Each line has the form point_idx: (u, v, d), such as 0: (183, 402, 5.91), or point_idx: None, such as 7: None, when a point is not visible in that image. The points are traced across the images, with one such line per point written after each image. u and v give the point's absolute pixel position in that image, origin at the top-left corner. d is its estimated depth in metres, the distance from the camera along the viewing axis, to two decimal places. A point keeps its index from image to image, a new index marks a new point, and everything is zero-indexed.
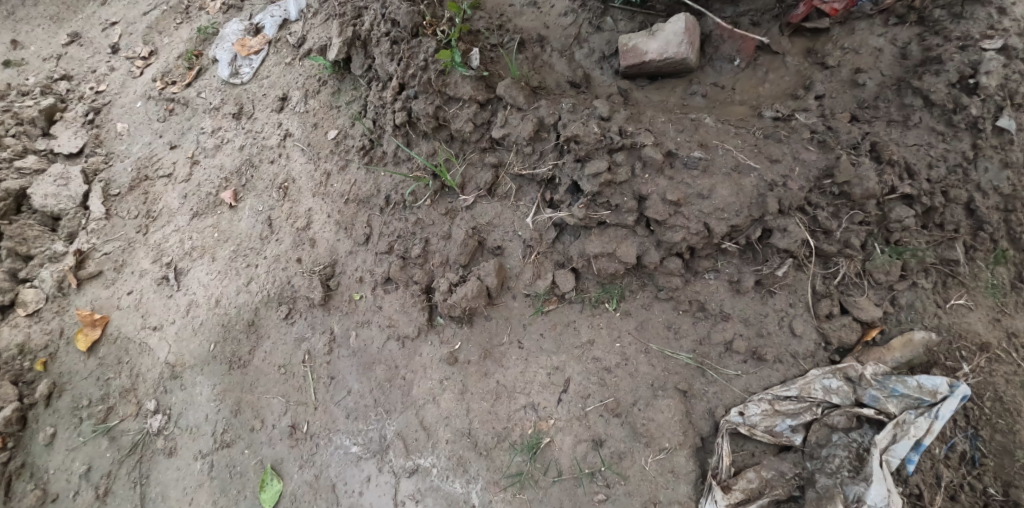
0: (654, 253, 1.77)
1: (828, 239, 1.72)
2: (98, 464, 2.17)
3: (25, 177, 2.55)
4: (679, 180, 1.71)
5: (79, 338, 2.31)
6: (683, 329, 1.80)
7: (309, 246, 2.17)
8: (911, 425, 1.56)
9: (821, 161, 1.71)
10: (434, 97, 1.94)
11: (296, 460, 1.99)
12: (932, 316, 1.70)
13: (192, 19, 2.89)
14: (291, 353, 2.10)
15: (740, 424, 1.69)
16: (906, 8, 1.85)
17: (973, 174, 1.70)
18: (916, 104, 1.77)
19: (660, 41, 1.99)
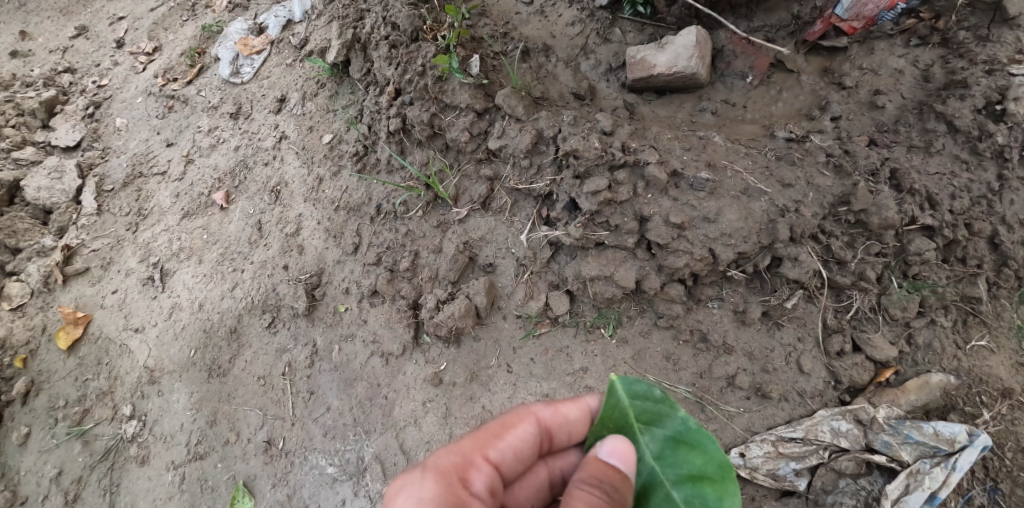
0: (654, 278, 1.66)
1: (842, 270, 1.60)
2: (69, 468, 2.09)
3: (21, 169, 2.53)
4: (684, 201, 1.62)
5: (60, 336, 2.24)
6: (683, 361, 1.69)
7: (297, 253, 2.09)
8: (926, 476, 1.43)
9: (837, 187, 1.60)
10: (430, 105, 1.86)
11: (269, 478, 1.89)
12: (951, 358, 1.56)
13: (198, 17, 2.85)
14: (271, 364, 2.01)
15: (740, 466, 1.56)
16: (928, 29, 1.75)
17: (997, 206, 1.56)
18: (940, 129, 1.64)
19: (669, 54, 1.90)
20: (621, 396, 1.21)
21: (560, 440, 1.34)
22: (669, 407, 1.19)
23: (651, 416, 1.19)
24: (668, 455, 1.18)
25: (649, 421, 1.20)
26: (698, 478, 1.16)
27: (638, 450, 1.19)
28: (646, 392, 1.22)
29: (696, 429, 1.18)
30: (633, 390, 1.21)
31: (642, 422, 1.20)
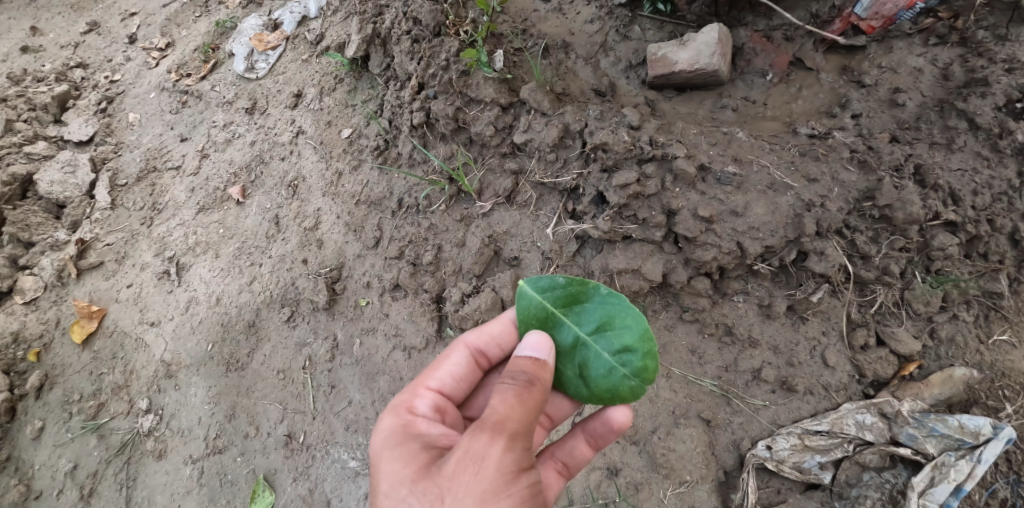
0: (681, 272, 1.67)
1: (866, 264, 1.61)
2: (85, 462, 2.07)
3: (33, 163, 2.51)
4: (711, 195, 1.63)
5: (75, 330, 2.23)
6: (708, 354, 1.70)
7: (316, 247, 2.10)
8: (952, 468, 1.44)
9: (861, 183, 1.62)
10: (455, 98, 1.87)
11: (290, 472, 1.89)
12: (974, 352, 1.57)
13: (211, 12, 2.85)
14: (290, 358, 2.01)
15: (767, 458, 1.56)
16: (947, 28, 1.77)
17: (1017, 203, 1.56)
18: (961, 126, 1.65)
19: (690, 51, 1.91)
20: (531, 294, 1.34)
21: (494, 354, 1.45)
22: (578, 287, 1.32)
23: (565, 300, 1.31)
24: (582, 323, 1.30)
25: (567, 305, 1.32)
26: (620, 334, 1.27)
27: (565, 331, 1.30)
28: (553, 284, 1.34)
29: (603, 298, 1.30)
30: (542, 286, 1.34)
31: (561, 307, 1.32)
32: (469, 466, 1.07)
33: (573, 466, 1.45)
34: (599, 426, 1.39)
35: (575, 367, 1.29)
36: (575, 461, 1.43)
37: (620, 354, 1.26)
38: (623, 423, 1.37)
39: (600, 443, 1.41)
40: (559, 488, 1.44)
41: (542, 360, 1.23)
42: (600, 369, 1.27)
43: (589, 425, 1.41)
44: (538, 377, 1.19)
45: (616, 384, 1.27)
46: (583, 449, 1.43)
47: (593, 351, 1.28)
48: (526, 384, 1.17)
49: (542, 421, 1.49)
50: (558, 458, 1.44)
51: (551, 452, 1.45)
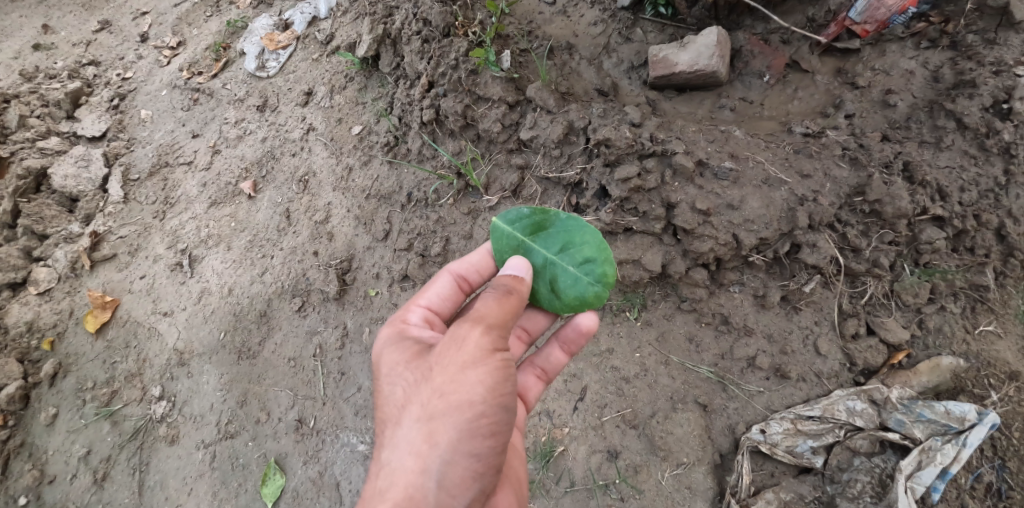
0: (680, 263, 1.74)
1: (857, 257, 1.69)
2: (98, 448, 2.12)
3: (46, 157, 2.57)
4: (708, 189, 1.70)
5: (88, 319, 2.29)
6: (705, 342, 1.76)
7: (327, 240, 2.17)
8: (938, 452, 1.51)
9: (852, 178, 1.68)
10: (464, 96, 1.96)
11: (300, 456, 1.96)
12: (961, 342, 1.64)
13: (222, 12, 2.92)
14: (301, 346, 2.08)
15: (761, 442, 1.63)
16: (938, 32, 1.84)
17: (1004, 200, 1.64)
18: (950, 126, 1.71)
19: (690, 53, 1.98)
20: (501, 226, 1.44)
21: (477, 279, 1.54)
22: (541, 215, 1.43)
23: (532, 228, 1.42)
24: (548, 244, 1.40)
25: (534, 232, 1.42)
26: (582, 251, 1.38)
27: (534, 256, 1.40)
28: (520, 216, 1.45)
29: (563, 221, 1.41)
30: (511, 218, 1.44)
31: (529, 234, 1.42)
32: (453, 343, 1.20)
33: (550, 371, 1.59)
34: (571, 332, 1.52)
35: (546, 283, 1.39)
36: (552, 367, 1.57)
37: (586, 265, 1.37)
38: (591, 327, 1.49)
39: (573, 348, 1.56)
40: (539, 390, 1.60)
41: (515, 275, 1.33)
42: (570, 280, 1.38)
43: (562, 333, 1.54)
44: (514, 281, 1.30)
45: (585, 292, 1.37)
46: (558, 356, 1.57)
47: (563, 265, 1.38)
48: (504, 290, 1.27)
49: (519, 333, 1.58)
50: (536, 364, 1.58)
51: (530, 360, 1.59)
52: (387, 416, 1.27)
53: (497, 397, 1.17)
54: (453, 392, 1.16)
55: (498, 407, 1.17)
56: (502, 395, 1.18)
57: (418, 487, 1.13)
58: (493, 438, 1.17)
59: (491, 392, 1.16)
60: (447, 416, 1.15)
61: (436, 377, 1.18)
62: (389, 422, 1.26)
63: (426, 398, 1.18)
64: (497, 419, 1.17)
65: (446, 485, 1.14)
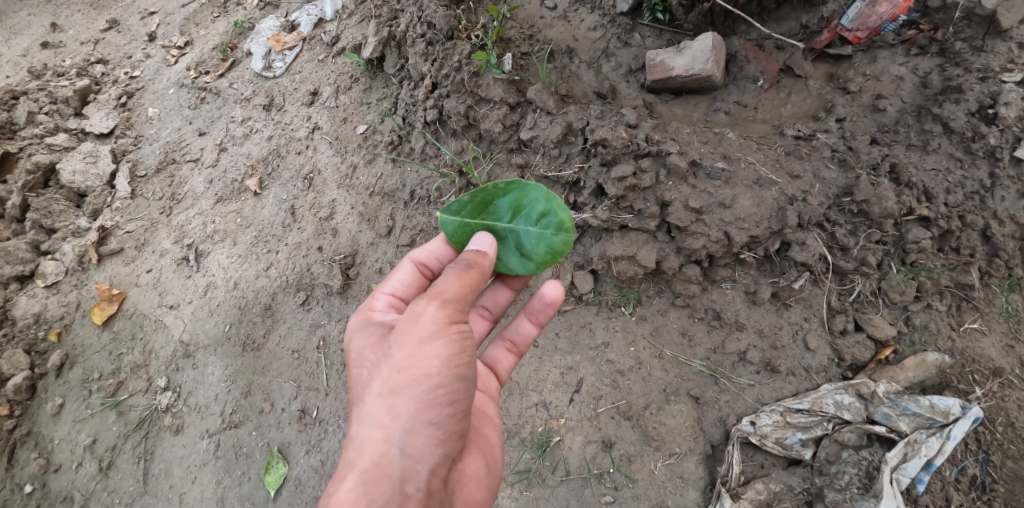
0: (673, 259, 1.80)
1: (845, 256, 1.74)
2: (103, 437, 2.15)
3: (55, 153, 2.63)
4: (701, 188, 1.76)
5: (95, 312, 2.33)
6: (698, 337, 1.82)
7: (331, 236, 2.23)
8: (923, 444, 1.56)
9: (841, 179, 1.75)
10: (466, 97, 2.02)
11: (303, 445, 2.01)
12: (946, 339, 1.69)
13: (230, 13, 2.98)
14: (305, 338, 2.14)
15: (751, 433, 1.68)
16: (928, 39, 1.90)
17: (989, 201, 1.70)
18: (936, 130, 1.78)
19: (686, 58, 2.04)
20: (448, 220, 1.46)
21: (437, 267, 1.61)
22: (481, 194, 1.45)
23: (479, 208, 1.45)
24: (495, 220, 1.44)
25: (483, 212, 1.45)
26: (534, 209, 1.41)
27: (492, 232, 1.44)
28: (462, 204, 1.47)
29: (488, 193, 1.44)
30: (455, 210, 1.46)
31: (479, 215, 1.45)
32: (411, 321, 1.26)
33: (521, 344, 1.66)
34: (538, 304, 1.58)
35: (513, 251, 1.42)
36: (521, 339, 1.64)
37: (535, 218, 1.41)
38: (556, 297, 1.55)
39: (541, 319, 1.61)
40: (510, 362, 1.67)
41: (476, 248, 1.37)
42: (530, 237, 1.41)
43: (529, 306, 1.60)
44: (475, 254, 1.35)
45: (546, 241, 1.40)
46: (527, 328, 1.64)
47: (518, 228, 1.42)
48: (463, 265, 1.32)
49: (480, 313, 1.66)
50: (506, 338, 1.65)
51: (501, 334, 1.66)
52: (357, 395, 1.35)
53: (453, 368, 1.22)
54: (411, 364, 1.22)
55: (454, 377, 1.23)
56: (459, 366, 1.23)
57: (383, 455, 1.20)
58: (452, 406, 1.23)
59: (446, 362, 1.22)
60: (407, 387, 1.21)
61: (395, 354, 1.25)
62: (358, 400, 1.33)
63: (387, 374, 1.25)
64: (455, 388, 1.23)
65: (411, 452, 1.20)
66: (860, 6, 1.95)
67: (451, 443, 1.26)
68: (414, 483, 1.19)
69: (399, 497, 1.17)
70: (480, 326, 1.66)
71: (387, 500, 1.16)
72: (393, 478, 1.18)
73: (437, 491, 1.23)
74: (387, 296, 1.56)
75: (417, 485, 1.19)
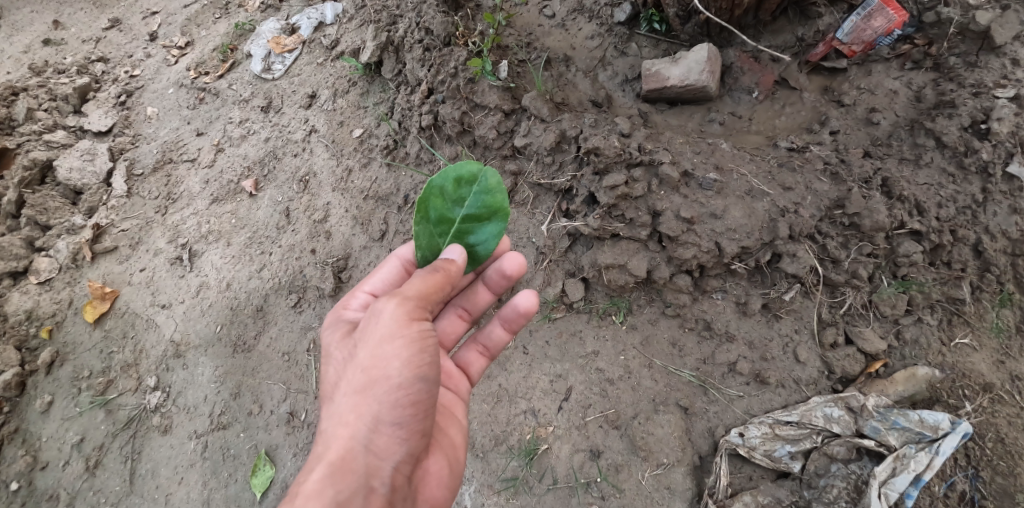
0: (664, 269, 1.80)
1: (836, 268, 1.75)
2: (91, 436, 2.15)
3: (52, 150, 2.63)
4: (693, 199, 1.76)
5: (87, 310, 2.32)
6: (688, 347, 1.82)
7: (324, 238, 2.23)
8: (912, 459, 1.55)
9: (833, 192, 1.75)
10: (461, 103, 2.03)
11: (291, 448, 2.00)
12: (936, 353, 1.69)
13: (231, 15, 2.99)
14: (296, 341, 2.13)
15: (739, 445, 1.67)
16: (922, 54, 1.91)
17: (982, 216, 1.69)
18: (929, 144, 1.79)
19: (682, 68, 2.05)
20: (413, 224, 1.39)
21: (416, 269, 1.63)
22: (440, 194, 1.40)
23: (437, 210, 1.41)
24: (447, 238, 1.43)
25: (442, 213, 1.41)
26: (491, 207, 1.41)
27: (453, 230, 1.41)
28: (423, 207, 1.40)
29: (422, 241, 1.39)
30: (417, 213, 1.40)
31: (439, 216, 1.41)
32: (377, 321, 1.26)
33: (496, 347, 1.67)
34: (511, 313, 1.58)
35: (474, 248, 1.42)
36: (493, 344, 1.66)
37: (462, 192, 1.40)
38: (531, 306, 1.54)
39: (514, 327, 1.61)
40: (482, 365, 1.69)
41: (443, 258, 1.35)
42: (475, 205, 1.41)
43: (502, 314, 1.60)
44: (443, 259, 1.33)
45: (482, 191, 1.40)
46: (499, 334, 1.64)
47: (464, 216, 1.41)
48: (431, 270, 1.30)
49: (459, 313, 1.66)
50: (479, 341, 1.67)
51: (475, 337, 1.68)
52: (330, 392, 1.35)
53: (416, 368, 1.21)
54: (374, 364, 1.21)
55: (416, 377, 1.21)
56: (422, 366, 1.22)
57: (347, 450, 1.19)
58: (414, 406, 1.22)
59: (409, 363, 1.21)
60: (372, 386, 1.21)
61: (361, 353, 1.25)
62: (330, 397, 1.33)
63: (353, 373, 1.25)
64: (417, 388, 1.21)
65: (374, 448, 1.20)
66: (855, 19, 1.96)
67: (416, 443, 1.25)
68: (378, 479, 1.19)
69: (362, 492, 1.16)
70: (456, 328, 1.66)
71: (352, 494, 1.15)
72: (356, 474, 1.17)
73: (401, 488, 1.23)
74: (367, 297, 1.58)
75: (380, 480, 1.19)
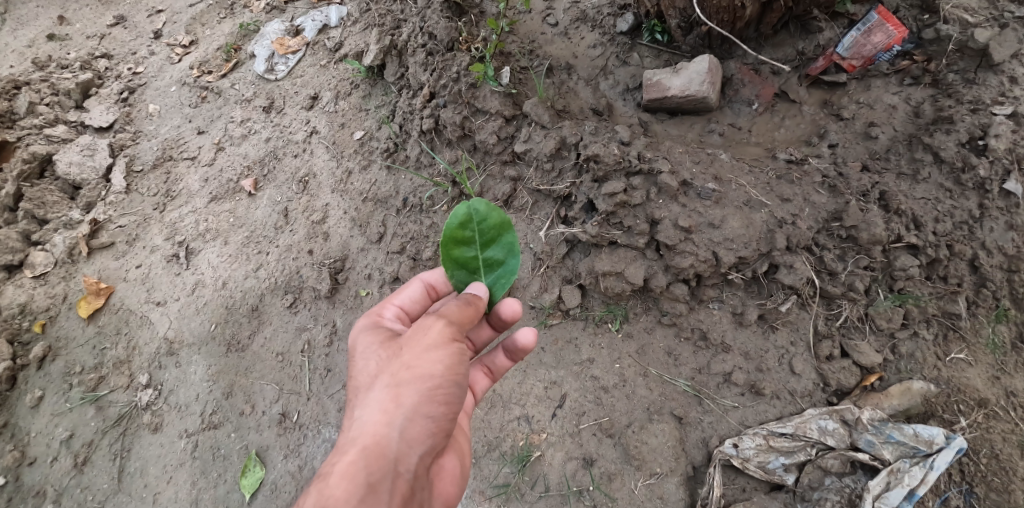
0: (661, 277, 1.80)
1: (833, 280, 1.75)
2: (81, 432, 2.12)
3: (52, 144, 2.63)
4: (692, 208, 1.77)
5: (81, 305, 2.31)
6: (683, 356, 1.81)
7: (322, 240, 2.23)
8: (906, 473, 1.55)
9: (830, 204, 1.76)
10: (463, 108, 2.05)
11: (282, 449, 1.99)
12: (932, 367, 1.69)
13: (236, 15, 3.00)
14: (290, 341, 2.13)
15: (733, 456, 1.67)
16: (921, 70, 1.93)
17: (978, 232, 1.70)
18: (927, 159, 1.80)
19: (683, 79, 2.06)
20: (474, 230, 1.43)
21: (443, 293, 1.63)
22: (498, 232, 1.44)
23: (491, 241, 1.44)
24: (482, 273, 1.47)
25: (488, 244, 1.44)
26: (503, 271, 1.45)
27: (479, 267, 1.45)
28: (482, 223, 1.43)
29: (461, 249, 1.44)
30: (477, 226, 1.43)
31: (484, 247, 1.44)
32: (421, 324, 1.30)
33: (498, 370, 1.65)
34: (514, 346, 1.55)
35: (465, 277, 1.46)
36: (497, 369, 1.63)
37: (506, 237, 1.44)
38: (530, 343, 1.51)
39: (517, 356, 1.60)
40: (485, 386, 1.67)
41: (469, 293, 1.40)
42: (483, 231, 1.43)
43: (507, 344, 1.58)
44: (472, 294, 1.37)
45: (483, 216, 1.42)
46: (503, 359, 1.63)
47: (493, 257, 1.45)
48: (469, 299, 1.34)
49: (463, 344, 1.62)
50: (483, 364, 1.64)
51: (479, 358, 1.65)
52: (356, 384, 1.35)
53: (454, 372, 1.26)
54: (416, 362, 1.25)
55: (455, 379, 1.26)
56: (459, 370, 1.27)
57: (381, 436, 1.20)
58: (447, 405, 1.26)
59: (449, 365, 1.26)
60: (411, 382, 1.24)
61: (404, 353, 1.28)
62: (357, 389, 1.33)
63: (394, 369, 1.27)
64: (454, 389, 1.26)
65: (406, 438, 1.22)
66: (855, 34, 1.98)
67: (439, 440, 1.29)
68: (405, 466, 1.21)
69: (390, 475, 1.19)
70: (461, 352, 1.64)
71: (383, 477, 1.17)
72: (388, 459, 1.19)
73: (420, 477, 1.26)
74: (394, 308, 1.54)
75: (406, 467, 1.21)
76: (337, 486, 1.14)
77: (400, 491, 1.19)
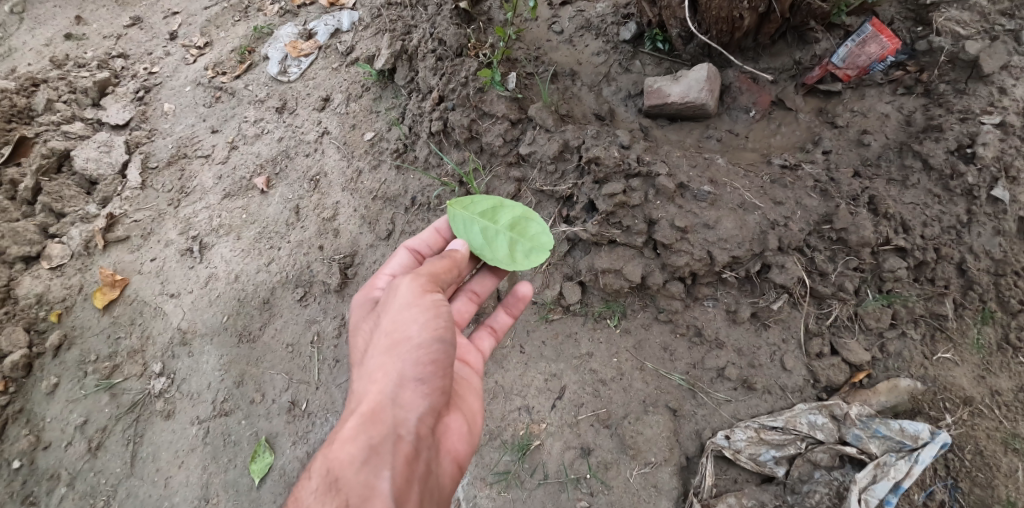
0: (657, 275, 1.88)
1: (823, 281, 1.82)
2: (95, 418, 2.20)
3: (70, 141, 2.72)
4: (688, 209, 1.86)
5: (97, 296, 2.39)
6: (679, 352, 1.88)
7: (332, 236, 2.31)
8: (892, 467, 1.61)
9: (822, 208, 1.84)
10: (471, 111, 2.14)
11: (290, 436, 2.06)
12: (918, 366, 1.75)
13: (250, 18, 3.10)
14: (300, 333, 2.20)
15: (725, 447, 1.73)
16: (913, 80, 2.00)
17: (966, 236, 1.78)
18: (916, 166, 1.88)
19: (683, 86, 2.14)
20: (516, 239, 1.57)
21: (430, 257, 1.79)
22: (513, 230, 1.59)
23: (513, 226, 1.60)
24: (481, 203, 1.67)
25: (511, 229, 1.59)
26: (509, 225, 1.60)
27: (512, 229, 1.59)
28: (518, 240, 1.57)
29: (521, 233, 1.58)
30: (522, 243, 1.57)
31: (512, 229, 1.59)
32: (400, 291, 1.44)
33: (499, 329, 1.82)
34: (513, 299, 1.76)
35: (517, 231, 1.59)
36: (500, 325, 1.80)
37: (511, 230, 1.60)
38: (529, 293, 1.74)
39: (516, 311, 1.79)
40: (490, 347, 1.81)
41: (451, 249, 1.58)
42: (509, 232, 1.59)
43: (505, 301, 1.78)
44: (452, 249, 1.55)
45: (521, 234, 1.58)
46: (504, 317, 1.80)
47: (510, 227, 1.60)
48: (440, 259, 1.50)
49: (469, 295, 1.78)
50: (487, 324, 1.80)
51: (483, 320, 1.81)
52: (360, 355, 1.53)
53: (432, 332, 1.37)
54: (397, 328, 1.39)
55: (435, 340, 1.36)
56: (438, 329, 1.37)
57: (377, 403, 1.37)
58: (434, 364, 1.37)
59: (427, 326, 1.37)
60: (396, 350, 1.38)
61: (387, 320, 1.42)
62: (361, 359, 1.51)
63: (381, 338, 1.41)
64: (436, 348, 1.36)
65: (400, 403, 1.37)
66: (849, 45, 2.05)
67: (437, 397, 1.40)
68: (404, 429, 1.36)
69: (391, 439, 1.34)
70: (467, 307, 1.78)
71: (383, 439, 1.34)
72: (386, 424, 1.35)
73: (425, 437, 1.40)
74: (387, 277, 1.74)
75: (406, 430, 1.36)
76: (345, 449, 1.34)
77: (402, 451, 1.35)
